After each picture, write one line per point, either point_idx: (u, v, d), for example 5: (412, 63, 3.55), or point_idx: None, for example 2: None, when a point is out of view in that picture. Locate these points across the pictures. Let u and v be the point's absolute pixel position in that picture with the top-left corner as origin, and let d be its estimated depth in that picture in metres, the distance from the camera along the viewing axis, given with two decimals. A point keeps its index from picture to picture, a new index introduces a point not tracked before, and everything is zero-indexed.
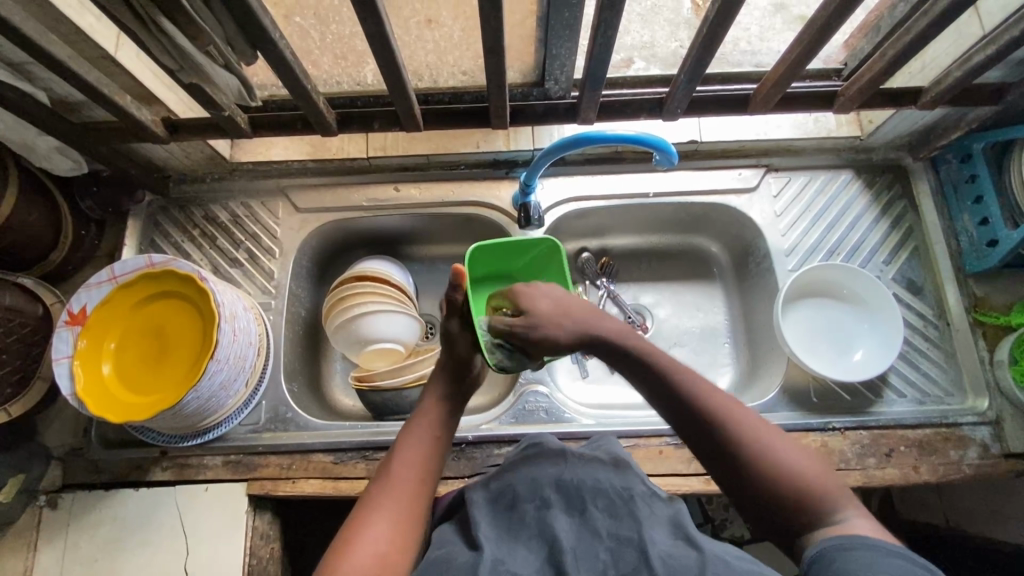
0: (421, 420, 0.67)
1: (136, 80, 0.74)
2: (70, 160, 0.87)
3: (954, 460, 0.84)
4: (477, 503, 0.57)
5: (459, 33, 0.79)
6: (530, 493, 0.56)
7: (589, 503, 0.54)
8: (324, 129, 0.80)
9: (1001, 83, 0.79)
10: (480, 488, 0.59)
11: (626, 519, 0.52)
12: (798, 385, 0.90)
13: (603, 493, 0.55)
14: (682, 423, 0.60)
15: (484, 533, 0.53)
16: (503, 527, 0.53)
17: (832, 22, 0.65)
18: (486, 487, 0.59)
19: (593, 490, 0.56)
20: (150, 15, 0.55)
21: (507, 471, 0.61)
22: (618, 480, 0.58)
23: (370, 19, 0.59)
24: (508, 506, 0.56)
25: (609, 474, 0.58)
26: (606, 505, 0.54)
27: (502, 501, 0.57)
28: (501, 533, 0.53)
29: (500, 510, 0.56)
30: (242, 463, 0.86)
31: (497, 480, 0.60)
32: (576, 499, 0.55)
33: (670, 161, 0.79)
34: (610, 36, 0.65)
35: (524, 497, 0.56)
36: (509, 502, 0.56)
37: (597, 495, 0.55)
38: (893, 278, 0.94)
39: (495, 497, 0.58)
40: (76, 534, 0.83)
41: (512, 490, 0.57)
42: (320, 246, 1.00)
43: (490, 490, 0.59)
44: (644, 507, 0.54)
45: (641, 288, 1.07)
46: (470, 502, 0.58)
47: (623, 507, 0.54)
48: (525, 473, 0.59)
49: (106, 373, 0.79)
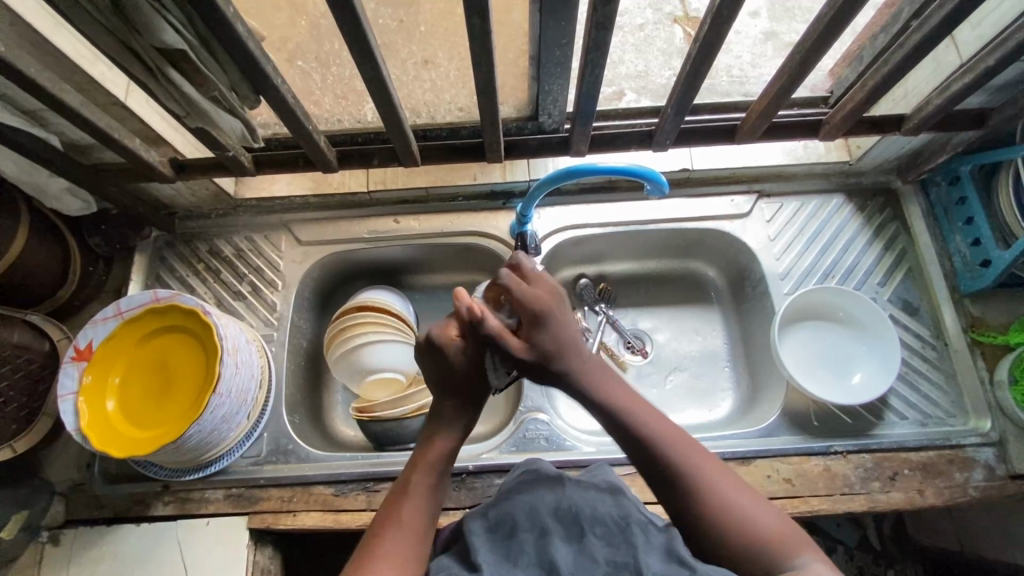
0: (428, 457, 0.64)
1: (144, 123, 0.77)
2: (81, 200, 0.90)
3: (960, 482, 0.84)
4: (475, 533, 0.57)
5: (454, 73, 0.84)
6: (528, 521, 0.56)
7: (587, 530, 0.54)
8: (326, 166, 0.81)
9: (983, 108, 0.82)
10: (479, 517, 0.59)
11: (621, 547, 0.53)
12: (798, 409, 0.89)
13: (601, 521, 0.55)
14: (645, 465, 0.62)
15: (483, 560, 0.52)
16: (501, 555, 0.53)
17: (812, 55, 0.67)
18: (484, 517, 0.59)
19: (591, 517, 0.56)
20: (158, 66, 0.58)
21: (504, 498, 0.61)
22: (616, 509, 0.58)
23: (367, 64, 0.62)
24: (507, 535, 0.56)
25: (606, 500, 0.59)
26: (603, 535, 0.54)
27: (500, 531, 0.57)
28: (500, 561, 0.52)
29: (499, 538, 0.56)
30: (243, 496, 0.86)
31: (495, 508, 0.60)
32: (574, 528, 0.55)
33: (662, 191, 0.81)
34: (598, 73, 0.68)
35: (523, 526, 0.56)
36: (508, 530, 0.56)
37: (595, 523, 0.55)
38: (889, 299, 0.95)
39: (493, 526, 0.57)
40: (76, 570, 0.83)
41: (511, 519, 0.57)
42: (322, 278, 1.02)
43: (488, 518, 0.59)
44: (640, 533, 0.54)
45: (640, 313, 1.07)
46: (467, 531, 0.58)
47: (620, 532, 0.54)
48: (523, 500, 0.59)
49: (111, 409, 0.80)
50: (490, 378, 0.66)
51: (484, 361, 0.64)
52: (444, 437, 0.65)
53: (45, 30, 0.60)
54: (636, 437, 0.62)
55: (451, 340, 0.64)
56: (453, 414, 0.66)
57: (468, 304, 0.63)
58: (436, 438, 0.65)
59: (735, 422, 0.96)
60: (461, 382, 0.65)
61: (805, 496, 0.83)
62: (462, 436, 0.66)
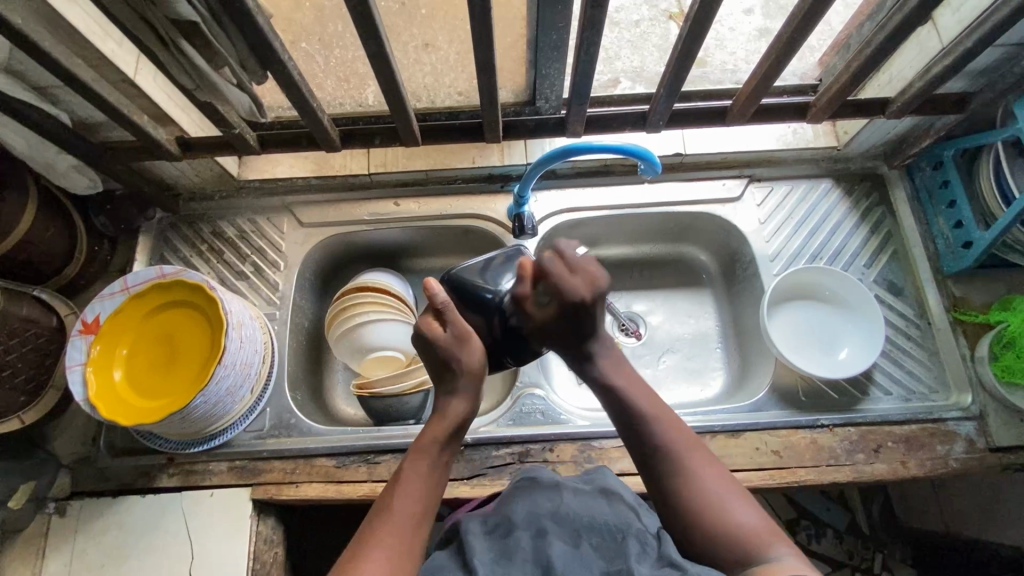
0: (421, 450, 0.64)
1: (153, 101, 0.79)
2: (87, 178, 0.91)
3: (941, 454, 0.86)
4: (472, 531, 0.60)
5: (454, 55, 0.89)
6: (525, 523, 0.59)
7: (583, 534, 0.57)
8: (329, 146, 0.84)
9: (964, 93, 0.85)
10: (477, 519, 0.62)
11: (616, 554, 0.55)
12: (787, 385, 0.92)
13: (597, 526, 0.58)
14: (630, 440, 0.66)
15: (479, 555, 0.55)
16: (497, 553, 0.56)
17: (797, 37, 0.70)
18: (482, 520, 0.61)
19: (588, 523, 0.58)
20: (170, 38, 0.61)
21: (505, 504, 0.64)
22: (611, 514, 0.60)
23: (371, 40, 0.64)
24: (502, 535, 0.59)
25: (603, 507, 0.62)
26: (598, 539, 0.57)
27: (496, 532, 0.59)
28: (496, 559, 0.55)
29: (496, 537, 0.58)
30: (247, 468, 0.88)
31: (494, 513, 0.62)
32: (571, 530, 0.58)
33: (655, 170, 0.83)
34: (592, 54, 0.70)
35: (519, 527, 0.58)
36: (506, 531, 0.59)
37: (591, 527, 0.58)
38: (874, 280, 0.98)
39: (491, 529, 0.60)
40: (83, 541, 0.85)
41: (508, 522, 0.60)
42: (323, 260, 1.04)
43: (488, 522, 0.61)
44: (636, 540, 0.56)
45: (634, 296, 1.10)
46: (465, 530, 0.60)
47: (616, 539, 0.56)
48: (522, 506, 0.62)
49: (117, 380, 0.81)
50: (469, 361, 0.67)
51: (459, 340, 0.67)
52: (435, 426, 0.65)
53: (59, 5, 0.62)
54: (624, 411, 0.67)
55: (427, 329, 0.68)
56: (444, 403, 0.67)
57: (437, 292, 0.68)
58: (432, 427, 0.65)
59: (726, 399, 0.99)
60: (448, 368, 0.67)
61: (792, 467, 0.86)
62: (457, 424, 0.66)
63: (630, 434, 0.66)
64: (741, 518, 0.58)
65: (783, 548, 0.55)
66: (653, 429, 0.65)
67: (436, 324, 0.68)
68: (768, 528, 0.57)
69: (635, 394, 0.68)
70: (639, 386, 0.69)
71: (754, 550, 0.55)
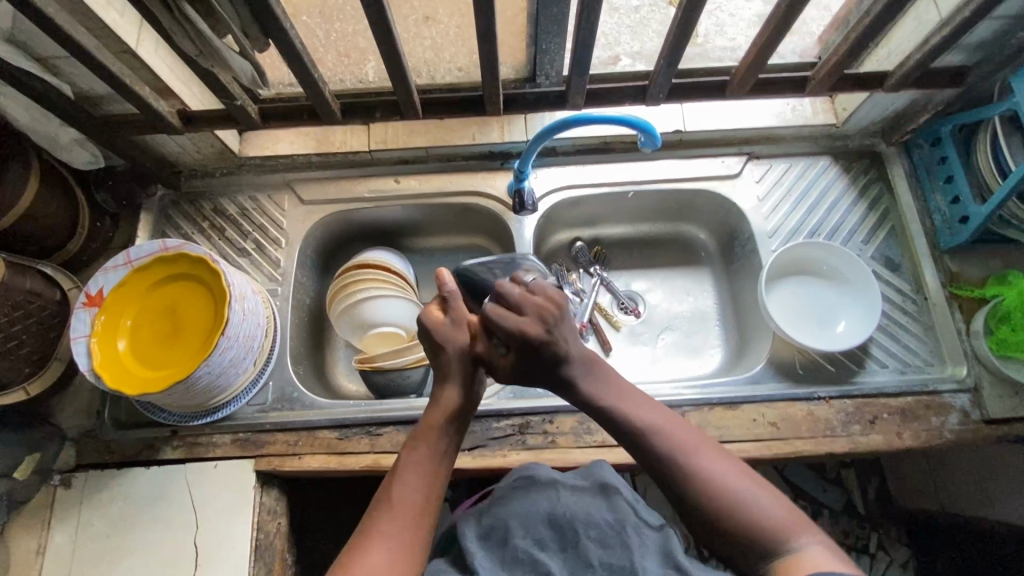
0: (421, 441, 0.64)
1: (155, 73, 0.79)
2: (89, 153, 0.91)
3: (936, 426, 0.88)
4: (470, 537, 0.62)
5: (454, 29, 0.91)
6: (522, 529, 0.61)
7: (582, 535, 0.60)
8: (330, 119, 0.84)
9: (962, 66, 0.85)
10: (473, 523, 0.64)
11: (618, 549, 0.58)
12: (784, 358, 0.93)
13: (594, 525, 0.61)
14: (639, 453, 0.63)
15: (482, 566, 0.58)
16: (499, 562, 0.58)
17: (795, 7, 0.70)
18: (478, 523, 0.64)
19: (586, 523, 0.61)
20: (173, 2, 0.61)
21: (501, 504, 0.65)
22: (608, 511, 0.62)
23: (373, 8, 0.64)
24: (500, 542, 0.61)
25: (599, 505, 0.63)
26: (597, 537, 0.60)
27: (495, 538, 0.61)
28: (498, 568, 0.58)
29: (495, 544, 0.60)
30: (250, 440, 0.89)
31: (489, 514, 0.64)
32: (569, 533, 0.60)
33: (655, 142, 0.84)
34: (592, 24, 0.70)
35: (517, 534, 0.61)
36: (504, 537, 0.61)
37: (588, 527, 0.60)
38: (871, 257, 0.99)
39: (488, 532, 0.62)
40: (89, 512, 0.86)
41: (504, 527, 0.62)
42: (324, 238, 1.05)
43: (483, 524, 0.63)
44: (635, 534, 0.60)
45: (633, 275, 1.11)
46: (462, 536, 0.62)
47: (617, 534, 0.60)
48: (519, 508, 0.64)
49: (122, 350, 0.82)
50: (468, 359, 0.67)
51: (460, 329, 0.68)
52: (435, 413, 0.65)
53: None
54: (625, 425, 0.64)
55: (430, 313, 0.69)
56: (441, 393, 0.66)
57: (448, 284, 0.68)
58: (430, 415, 0.66)
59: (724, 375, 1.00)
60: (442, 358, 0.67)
61: (789, 438, 0.87)
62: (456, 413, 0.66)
63: (638, 447, 0.63)
64: (768, 511, 0.57)
65: (808, 536, 0.56)
66: (658, 441, 0.62)
67: (439, 310, 0.69)
68: (794, 513, 0.58)
69: (629, 405, 0.65)
70: (629, 394, 0.66)
71: (787, 541, 0.56)
